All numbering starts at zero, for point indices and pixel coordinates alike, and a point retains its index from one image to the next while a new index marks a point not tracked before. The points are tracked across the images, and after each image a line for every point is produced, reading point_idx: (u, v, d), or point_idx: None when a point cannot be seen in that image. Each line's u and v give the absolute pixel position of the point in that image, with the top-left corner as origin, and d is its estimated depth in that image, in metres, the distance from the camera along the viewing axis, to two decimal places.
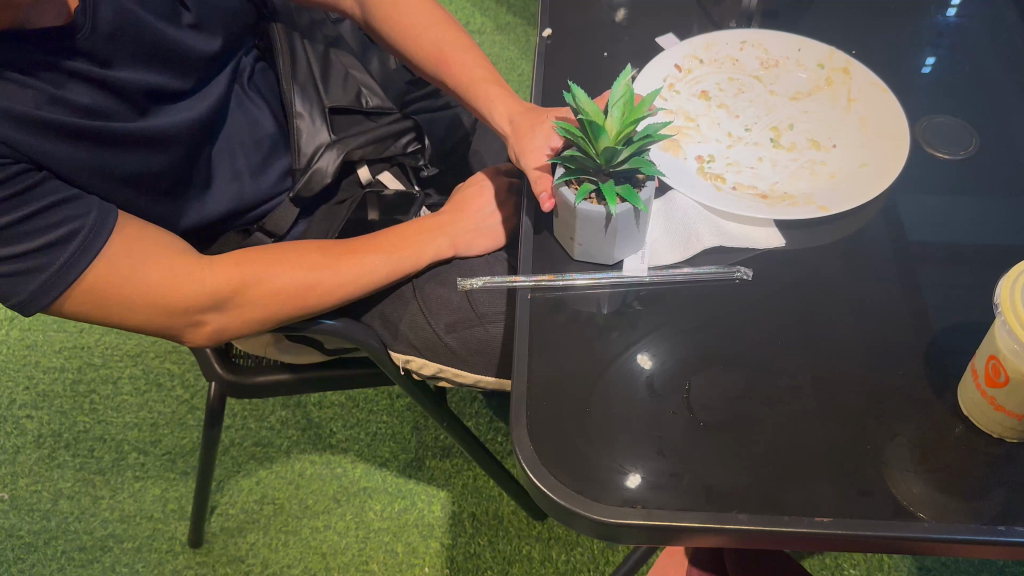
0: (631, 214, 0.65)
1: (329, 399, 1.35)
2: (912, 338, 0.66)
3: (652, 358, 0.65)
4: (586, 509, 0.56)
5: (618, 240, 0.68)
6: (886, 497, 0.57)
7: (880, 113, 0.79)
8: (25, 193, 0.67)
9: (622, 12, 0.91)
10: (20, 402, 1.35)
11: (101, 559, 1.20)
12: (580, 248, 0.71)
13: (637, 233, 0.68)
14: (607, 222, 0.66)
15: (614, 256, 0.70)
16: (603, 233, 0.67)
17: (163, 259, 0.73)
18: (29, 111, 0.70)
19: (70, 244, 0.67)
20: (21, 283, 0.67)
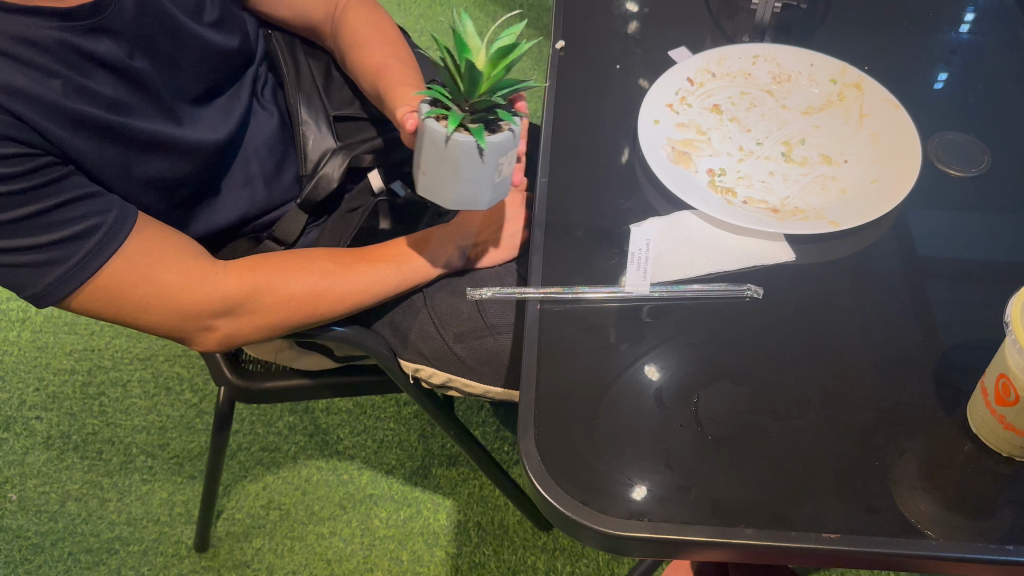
0: (470, 146, 0.63)
1: (336, 405, 1.35)
2: (923, 354, 0.66)
3: (661, 370, 0.65)
4: (591, 521, 0.56)
5: (455, 175, 0.66)
6: (895, 514, 0.57)
7: (891, 129, 0.79)
8: (51, 185, 0.68)
9: (635, 25, 0.92)
10: (30, 403, 1.35)
11: (107, 561, 1.20)
12: (421, 180, 0.68)
13: (480, 175, 0.66)
14: (447, 150, 0.64)
15: (453, 197, 0.68)
16: (443, 165, 0.65)
17: (177, 259, 0.73)
18: (59, 101, 0.71)
19: (90, 239, 0.68)
20: (38, 274, 0.67)
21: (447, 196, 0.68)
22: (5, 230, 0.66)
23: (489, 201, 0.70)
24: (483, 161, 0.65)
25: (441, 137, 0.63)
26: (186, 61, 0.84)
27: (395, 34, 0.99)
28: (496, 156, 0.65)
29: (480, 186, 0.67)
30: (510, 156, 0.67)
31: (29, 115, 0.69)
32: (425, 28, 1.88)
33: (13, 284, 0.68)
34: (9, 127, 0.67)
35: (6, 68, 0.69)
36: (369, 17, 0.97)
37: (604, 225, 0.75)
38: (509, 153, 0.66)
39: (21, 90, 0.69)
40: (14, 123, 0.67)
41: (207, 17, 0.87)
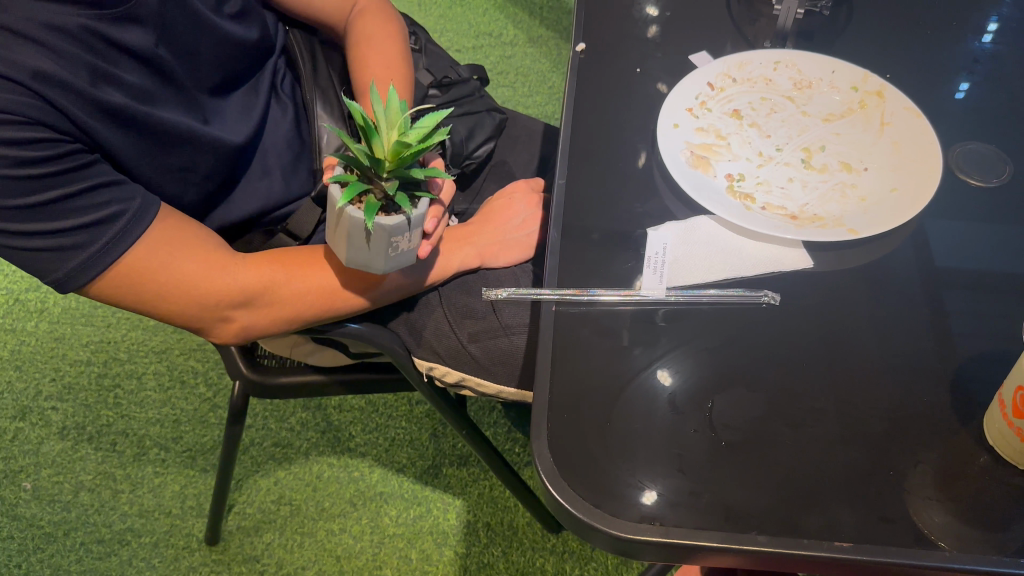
0: (358, 221, 0.66)
1: (349, 403, 1.35)
2: (940, 363, 0.65)
3: (673, 375, 0.65)
4: (603, 524, 0.56)
5: (349, 240, 0.69)
6: (908, 524, 0.56)
7: (913, 137, 0.78)
8: (78, 171, 0.69)
9: (655, 28, 0.92)
10: (46, 393, 1.36)
11: (119, 552, 1.21)
12: (332, 235, 0.72)
13: (370, 248, 0.69)
14: (342, 216, 0.67)
15: (351, 258, 0.71)
16: (340, 227, 0.69)
17: (197, 250, 0.74)
18: (86, 88, 0.71)
19: (114, 225, 0.69)
20: (61, 259, 0.68)
21: (345, 256, 0.72)
22: (30, 214, 0.66)
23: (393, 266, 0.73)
24: (372, 235, 0.67)
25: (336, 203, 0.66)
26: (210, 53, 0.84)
27: (403, 47, 0.99)
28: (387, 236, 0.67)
29: (373, 255, 0.70)
30: (408, 235, 0.69)
31: (59, 100, 0.69)
32: (445, 29, 1.89)
33: (35, 269, 0.68)
34: (38, 111, 0.67)
35: (36, 54, 0.69)
36: (384, 29, 0.98)
37: (620, 227, 0.75)
38: (406, 234, 0.68)
39: (52, 75, 0.69)
40: (44, 108, 0.68)
41: (230, 11, 0.88)
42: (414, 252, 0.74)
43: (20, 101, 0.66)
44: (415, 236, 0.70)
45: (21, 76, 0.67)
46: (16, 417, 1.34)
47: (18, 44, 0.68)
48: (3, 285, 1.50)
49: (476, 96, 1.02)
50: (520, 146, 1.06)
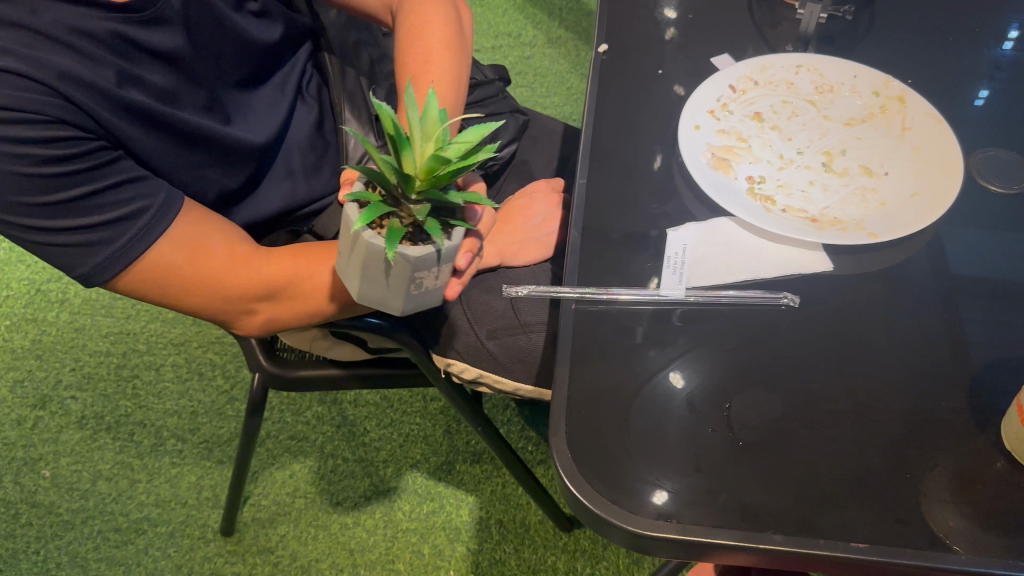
0: (377, 250, 0.60)
1: (364, 398, 1.36)
2: (956, 368, 0.66)
3: (685, 378, 0.65)
4: (621, 520, 0.57)
5: (365, 270, 0.63)
6: (923, 527, 0.57)
7: (934, 143, 0.79)
8: (103, 168, 0.70)
9: (673, 31, 0.92)
10: (65, 383, 1.38)
11: (135, 541, 1.23)
12: (344, 264, 0.66)
13: (387, 279, 0.63)
14: (359, 243, 0.61)
15: (367, 292, 0.66)
16: (355, 254, 0.63)
17: (223, 245, 0.75)
18: (111, 89, 0.72)
19: (139, 221, 0.70)
20: (87, 254, 0.69)
21: (360, 290, 0.66)
22: (57, 211, 0.67)
23: (410, 303, 0.67)
24: (393, 266, 0.61)
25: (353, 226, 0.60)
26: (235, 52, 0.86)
27: (451, 26, 0.95)
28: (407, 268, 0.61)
29: (392, 289, 0.64)
30: (433, 270, 0.63)
31: (83, 99, 0.70)
32: None
33: (63, 263, 0.70)
34: (64, 110, 0.68)
35: (63, 55, 0.70)
36: (427, 11, 0.94)
37: (640, 228, 0.76)
38: (432, 268, 0.63)
39: (79, 75, 0.70)
40: (70, 107, 0.68)
41: (254, 12, 0.89)
42: (434, 289, 0.68)
43: (47, 101, 0.66)
44: (442, 271, 0.64)
45: (49, 76, 0.67)
46: (36, 406, 1.36)
47: (45, 44, 0.69)
48: (25, 275, 1.52)
49: (498, 96, 1.04)
50: (540, 146, 1.07)
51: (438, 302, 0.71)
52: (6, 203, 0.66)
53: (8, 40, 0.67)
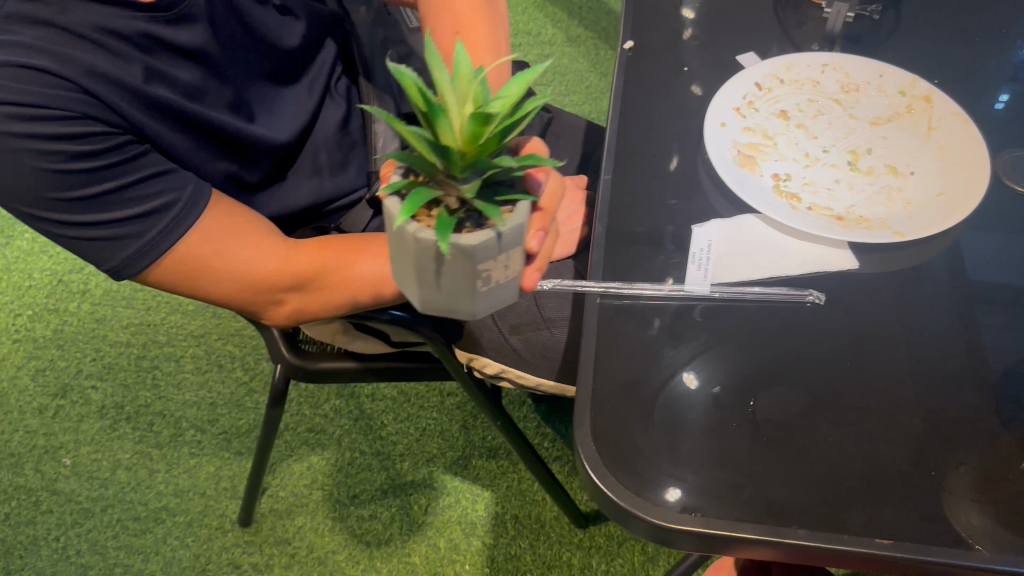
0: (428, 244, 0.43)
1: (381, 392, 1.37)
2: (981, 368, 0.66)
3: (698, 378, 0.65)
4: (645, 512, 0.57)
5: (415, 269, 0.46)
6: (946, 525, 0.57)
7: (960, 143, 0.78)
8: (130, 162, 0.70)
9: (690, 32, 0.92)
10: (86, 372, 1.39)
11: (154, 530, 1.24)
12: (389, 265, 0.50)
13: (447, 277, 0.46)
14: (401, 238, 0.44)
15: (424, 299, 0.49)
16: (400, 253, 0.46)
17: (247, 236, 0.75)
18: (139, 85, 0.73)
19: (167, 214, 0.71)
20: (117, 248, 0.70)
21: (415, 298, 0.50)
22: (86, 206, 0.68)
23: (484, 305, 0.50)
24: (447, 260, 0.44)
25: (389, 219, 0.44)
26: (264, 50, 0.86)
27: None
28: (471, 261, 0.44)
29: (454, 291, 0.47)
30: (502, 259, 0.46)
31: (109, 95, 0.70)
32: None
33: (93, 257, 0.71)
34: (89, 106, 0.68)
35: (92, 52, 0.70)
36: None
37: (665, 226, 0.76)
38: (501, 257, 0.46)
39: (106, 72, 0.70)
40: (96, 103, 0.69)
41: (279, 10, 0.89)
42: (513, 280, 0.50)
43: (72, 98, 0.67)
44: (514, 257, 0.47)
45: (74, 73, 0.68)
46: (57, 395, 1.37)
47: (72, 42, 0.69)
48: (47, 266, 1.54)
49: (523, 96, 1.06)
50: (563, 142, 1.07)
51: (517, 298, 0.54)
52: (35, 199, 0.67)
53: (37, 38, 0.67)
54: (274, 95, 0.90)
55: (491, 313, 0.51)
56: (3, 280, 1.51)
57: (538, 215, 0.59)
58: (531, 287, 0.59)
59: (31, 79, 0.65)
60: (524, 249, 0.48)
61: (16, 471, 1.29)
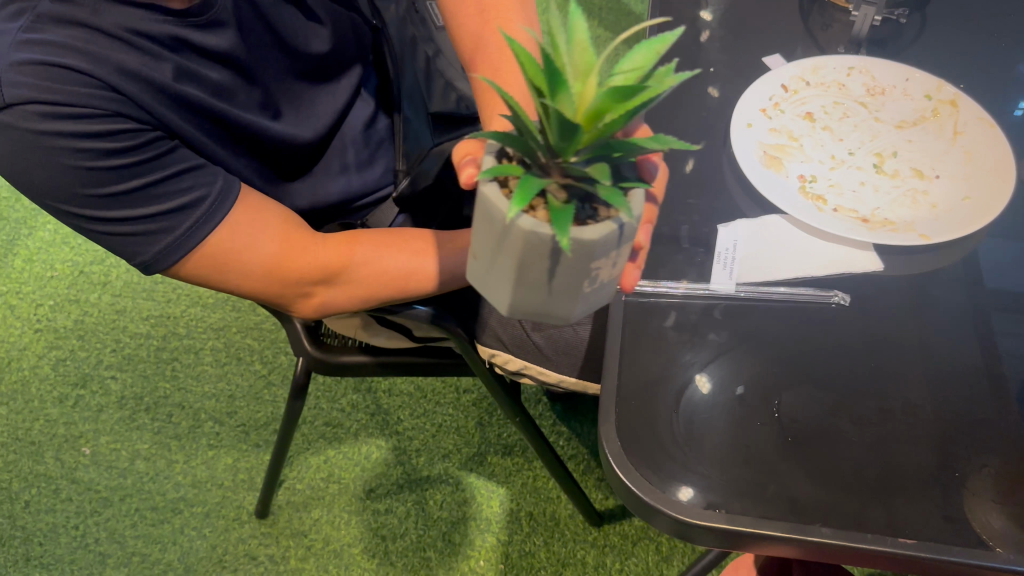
0: (543, 239, 0.41)
1: (398, 387, 1.38)
2: (1007, 371, 0.66)
3: (710, 382, 0.65)
4: (670, 508, 0.57)
5: (520, 269, 0.44)
6: (970, 527, 0.57)
7: (986, 147, 0.78)
8: (161, 158, 0.70)
9: (708, 33, 0.92)
10: (106, 363, 1.41)
11: (172, 520, 1.25)
12: (482, 267, 0.48)
13: (553, 276, 0.44)
14: (509, 236, 0.42)
15: (520, 299, 0.48)
16: (501, 252, 0.44)
17: (277, 233, 0.75)
18: (168, 83, 0.72)
19: (197, 210, 0.71)
20: (149, 243, 0.70)
21: (510, 299, 0.48)
22: (118, 201, 0.69)
23: (581, 306, 0.49)
24: (561, 256, 0.42)
25: (497, 212, 0.42)
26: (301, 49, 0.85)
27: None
28: (588, 257, 0.42)
29: (558, 291, 0.46)
30: (613, 257, 0.45)
31: (138, 93, 0.70)
32: None
33: (125, 251, 0.72)
34: (119, 104, 0.68)
35: (122, 51, 0.70)
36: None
37: (690, 227, 0.76)
38: (613, 254, 0.44)
39: (135, 70, 0.70)
40: (126, 102, 0.69)
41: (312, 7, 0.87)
42: (610, 280, 0.49)
43: (101, 96, 0.67)
44: (621, 255, 0.46)
45: (104, 71, 0.68)
46: (77, 384, 1.38)
47: (103, 41, 0.69)
48: (69, 257, 1.55)
49: None
50: None
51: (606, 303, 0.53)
52: (68, 195, 0.67)
53: (68, 39, 0.67)
54: (306, 94, 0.88)
55: (584, 315, 0.50)
56: (25, 270, 1.53)
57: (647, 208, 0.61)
58: (629, 289, 0.63)
59: (62, 77, 0.65)
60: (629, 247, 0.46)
61: (36, 459, 1.31)
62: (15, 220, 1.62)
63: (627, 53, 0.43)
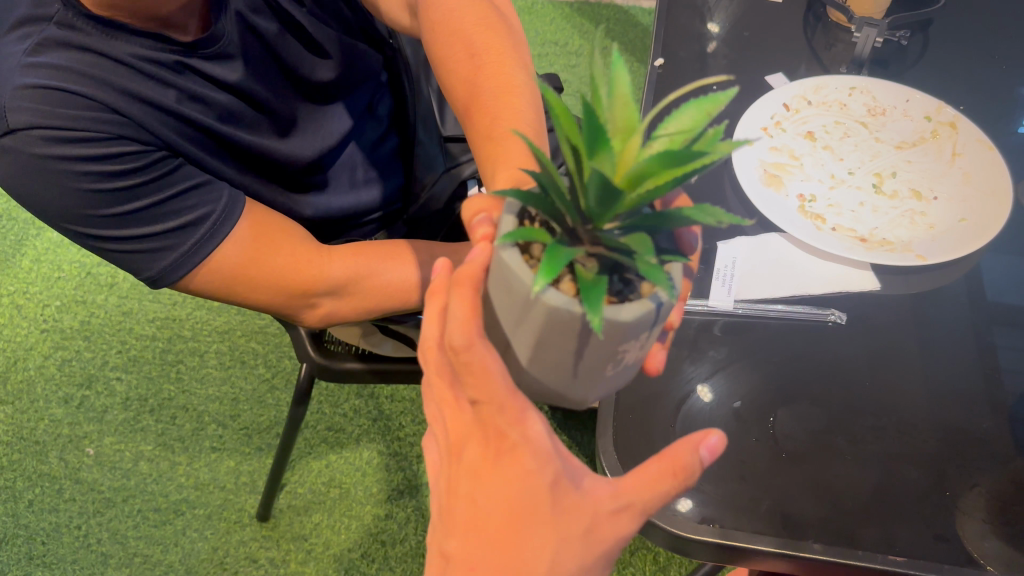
0: (569, 317, 0.41)
1: (400, 394, 1.38)
2: (999, 390, 0.67)
3: (712, 394, 0.67)
4: (665, 522, 0.58)
5: (541, 346, 0.45)
6: (959, 545, 0.58)
7: (984, 169, 0.79)
8: (164, 177, 0.71)
9: (714, 46, 0.94)
10: (111, 364, 1.42)
11: (174, 521, 1.26)
12: (498, 339, 0.49)
13: (575, 354, 0.44)
14: (531, 311, 0.43)
15: (539, 374, 0.48)
16: (519, 324, 0.45)
17: (268, 240, 0.75)
18: (171, 106, 0.73)
19: (201, 228, 0.72)
20: (154, 259, 0.72)
21: (529, 374, 0.48)
22: (123, 220, 0.70)
23: (601, 385, 0.49)
24: (586, 335, 0.43)
25: (520, 282, 0.42)
26: (310, 75, 0.86)
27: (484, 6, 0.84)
28: (618, 338, 0.42)
29: (581, 370, 0.46)
30: (643, 339, 0.45)
31: (140, 116, 0.71)
32: None
33: (132, 267, 0.73)
34: (122, 126, 0.70)
35: (126, 75, 0.71)
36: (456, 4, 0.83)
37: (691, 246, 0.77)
38: (643, 336, 0.44)
39: (139, 94, 0.71)
40: (128, 125, 0.70)
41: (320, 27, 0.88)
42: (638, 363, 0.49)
43: (103, 120, 0.68)
44: (650, 338, 0.46)
45: (108, 95, 0.69)
46: (82, 385, 1.39)
47: (106, 65, 0.70)
48: (77, 258, 1.56)
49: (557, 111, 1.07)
50: None
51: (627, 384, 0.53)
52: (75, 216, 0.69)
53: (73, 62, 0.68)
54: (315, 112, 0.88)
55: (603, 395, 0.50)
56: (33, 271, 1.54)
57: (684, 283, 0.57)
58: (656, 371, 0.58)
59: (65, 103, 0.67)
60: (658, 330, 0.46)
61: (40, 458, 1.32)
62: (24, 219, 1.63)
63: (675, 113, 0.44)
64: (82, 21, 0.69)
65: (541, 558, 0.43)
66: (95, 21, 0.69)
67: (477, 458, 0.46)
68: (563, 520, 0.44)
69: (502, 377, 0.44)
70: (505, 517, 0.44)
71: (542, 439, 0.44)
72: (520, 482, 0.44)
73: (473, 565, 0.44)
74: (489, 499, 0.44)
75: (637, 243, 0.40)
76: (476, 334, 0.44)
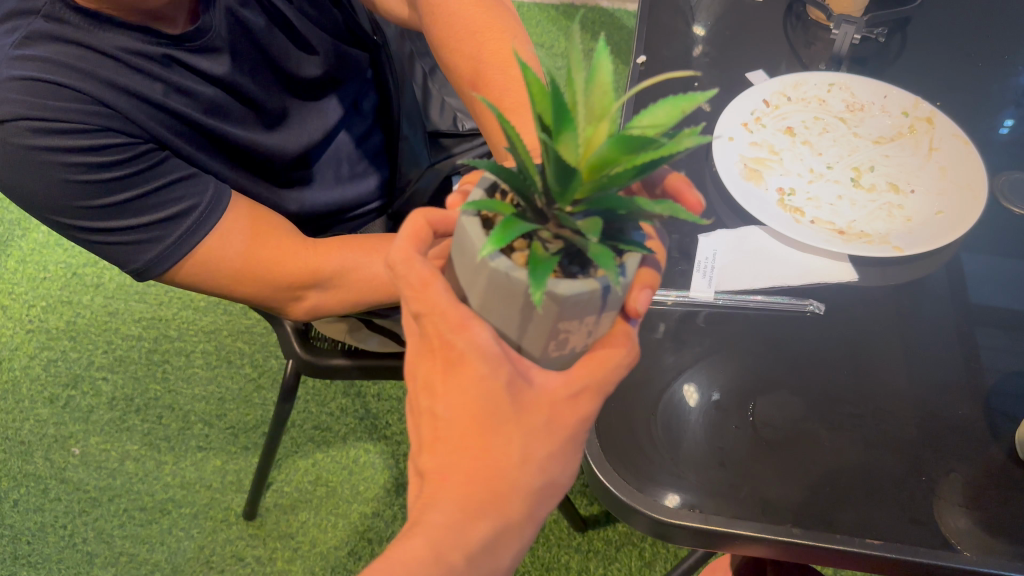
0: (516, 285, 0.43)
1: (387, 392, 1.39)
2: (975, 380, 0.68)
3: (697, 393, 0.67)
4: (647, 507, 0.59)
5: (489, 308, 0.46)
6: (935, 529, 0.59)
7: (960, 164, 0.81)
8: (151, 169, 0.72)
9: (699, 49, 0.94)
10: (98, 364, 1.42)
11: (160, 521, 1.26)
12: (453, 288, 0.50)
13: (521, 323, 0.45)
14: (481, 273, 0.44)
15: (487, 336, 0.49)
16: (470, 283, 0.46)
17: (261, 234, 0.76)
18: (156, 98, 0.73)
19: (186, 220, 0.72)
20: (140, 251, 0.72)
21: None
22: (108, 212, 0.71)
23: (552, 367, 0.49)
24: (530, 307, 0.44)
25: (473, 240, 0.44)
26: (297, 70, 0.86)
27: None
28: (559, 314, 0.43)
29: (522, 339, 0.47)
30: (587, 324, 0.45)
31: (127, 108, 0.71)
32: None
33: (117, 259, 0.73)
34: (109, 118, 0.70)
35: (113, 68, 0.71)
36: None
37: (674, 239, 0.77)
38: (588, 319, 0.45)
39: (125, 86, 0.71)
40: (115, 117, 0.70)
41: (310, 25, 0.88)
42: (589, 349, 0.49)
43: (90, 112, 0.68)
44: (597, 325, 0.46)
45: (94, 87, 0.69)
46: (68, 385, 1.39)
47: (93, 58, 0.70)
48: (63, 258, 1.56)
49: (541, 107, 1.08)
50: None
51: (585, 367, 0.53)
52: (61, 207, 0.69)
53: (60, 54, 0.69)
54: (300, 108, 0.89)
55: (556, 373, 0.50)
56: (18, 271, 1.54)
57: (645, 271, 0.51)
58: None
59: (52, 94, 0.67)
60: (609, 317, 0.47)
61: (25, 458, 1.31)
62: (9, 221, 1.62)
63: (650, 107, 0.45)
64: (70, 14, 0.69)
65: (507, 454, 0.45)
66: (83, 14, 0.70)
67: (430, 371, 0.47)
68: (525, 417, 0.45)
69: (444, 291, 0.46)
70: (465, 422, 0.45)
71: (490, 346, 0.44)
72: (476, 388, 0.44)
73: (446, 471, 0.45)
74: (448, 408, 0.45)
75: (589, 225, 0.41)
76: (417, 257, 0.46)
